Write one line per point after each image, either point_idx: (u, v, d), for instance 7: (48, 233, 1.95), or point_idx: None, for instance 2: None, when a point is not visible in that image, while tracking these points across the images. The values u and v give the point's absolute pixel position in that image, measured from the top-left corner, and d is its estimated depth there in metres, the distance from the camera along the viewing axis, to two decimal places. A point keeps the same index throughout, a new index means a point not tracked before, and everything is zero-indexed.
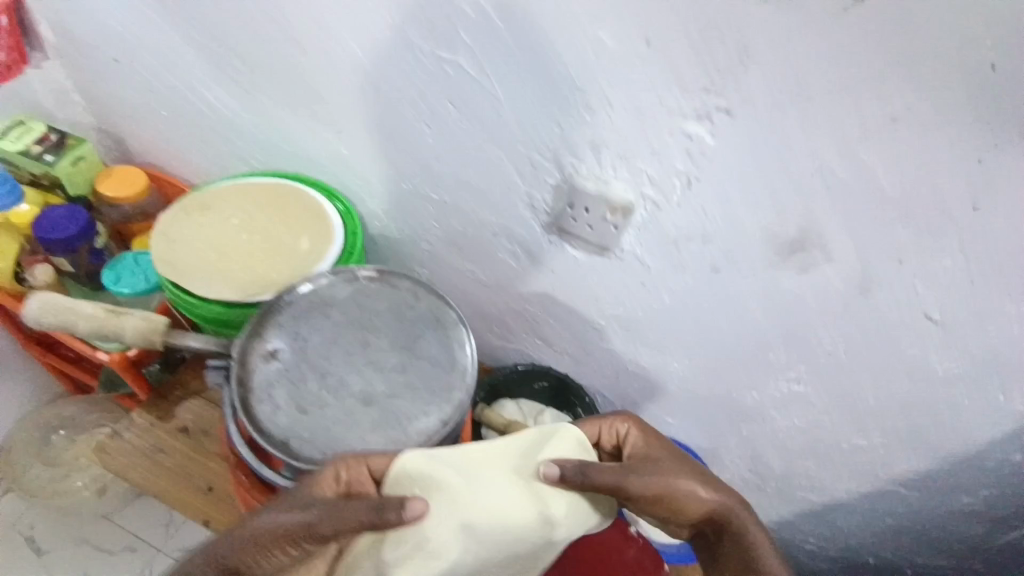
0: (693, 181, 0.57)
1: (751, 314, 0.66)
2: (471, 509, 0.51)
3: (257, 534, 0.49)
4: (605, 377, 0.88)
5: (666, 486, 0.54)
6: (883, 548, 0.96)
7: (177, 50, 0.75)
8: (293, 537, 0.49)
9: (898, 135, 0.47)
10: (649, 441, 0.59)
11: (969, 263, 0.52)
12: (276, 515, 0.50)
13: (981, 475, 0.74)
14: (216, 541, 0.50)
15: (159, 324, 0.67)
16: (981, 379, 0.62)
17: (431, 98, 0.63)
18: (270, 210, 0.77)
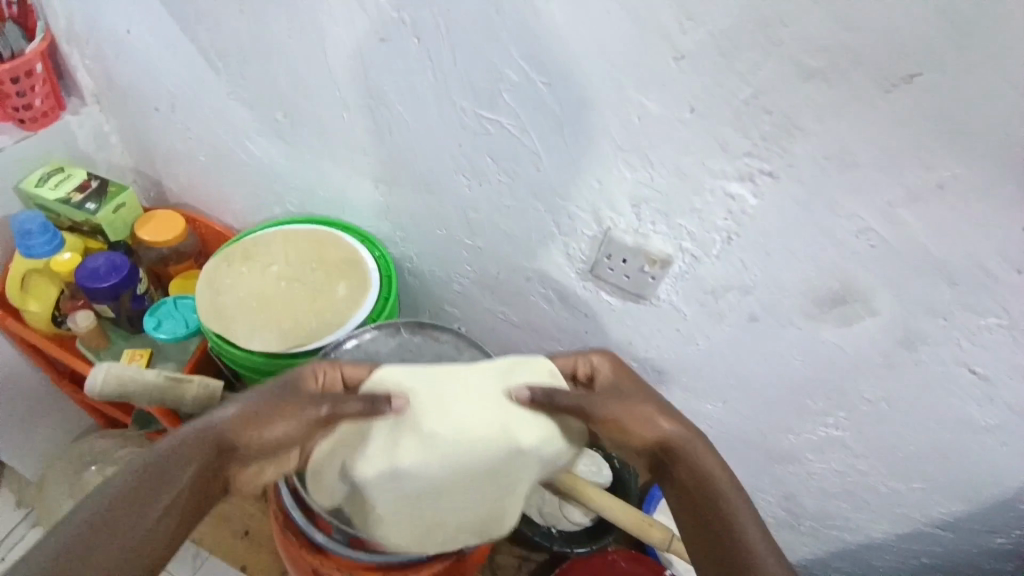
0: (734, 237, 0.58)
1: (789, 361, 0.66)
2: (442, 411, 0.53)
3: (253, 409, 0.52)
4: None
5: (623, 411, 0.55)
6: None
7: (219, 101, 0.77)
8: (288, 415, 0.52)
9: (943, 202, 0.47)
10: (621, 373, 0.60)
11: (1013, 320, 0.52)
12: (269, 398, 0.53)
13: None
14: (208, 419, 0.50)
15: (217, 390, 0.72)
16: None
17: (471, 153, 0.65)
18: (310, 255, 0.79)
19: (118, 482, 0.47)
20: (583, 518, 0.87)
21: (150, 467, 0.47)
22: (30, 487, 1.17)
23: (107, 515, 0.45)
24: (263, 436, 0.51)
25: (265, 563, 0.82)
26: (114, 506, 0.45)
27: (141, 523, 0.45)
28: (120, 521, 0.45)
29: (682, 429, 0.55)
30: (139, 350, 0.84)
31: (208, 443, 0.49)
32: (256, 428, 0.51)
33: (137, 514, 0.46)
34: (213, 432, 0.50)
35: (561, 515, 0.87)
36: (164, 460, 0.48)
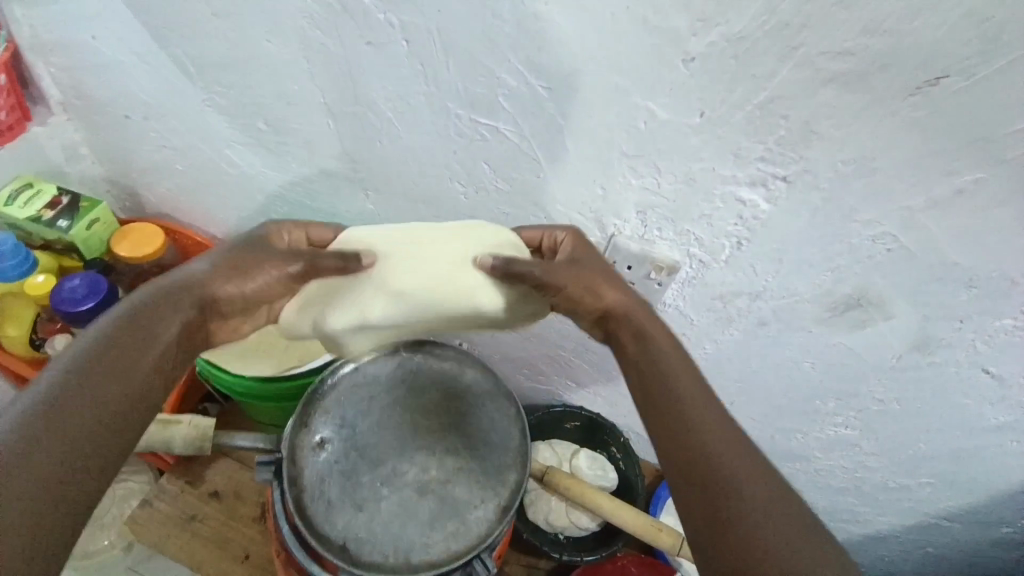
0: (744, 242, 0.56)
1: (799, 363, 0.65)
2: (410, 272, 0.57)
3: (226, 261, 0.55)
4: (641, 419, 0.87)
5: (583, 285, 0.55)
6: None
7: (197, 110, 0.73)
8: (263, 263, 0.55)
9: (966, 206, 0.46)
10: (584, 251, 0.57)
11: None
12: (240, 253, 0.56)
13: None
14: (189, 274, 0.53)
15: (207, 428, 0.67)
16: None
17: (468, 160, 0.62)
18: None
19: (93, 331, 0.47)
20: (592, 523, 0.84)
21: (129, 317, 0.49)
22: None
23: (91, 360, 0.45)
24: (238, 282, 0.54)
25: None
26: (95, 352, 0.46)
27: (123, 363, 0.46)
28: (103, 362, 0.45)
29: (632, 305, 0.56)
30: None
31: (187, 291, 0.51)
32: (234, 274, 0.54)
33: (122, 355, 0.46)
34: (192, 282, 0.52)
35: (568, 521, 0.84)
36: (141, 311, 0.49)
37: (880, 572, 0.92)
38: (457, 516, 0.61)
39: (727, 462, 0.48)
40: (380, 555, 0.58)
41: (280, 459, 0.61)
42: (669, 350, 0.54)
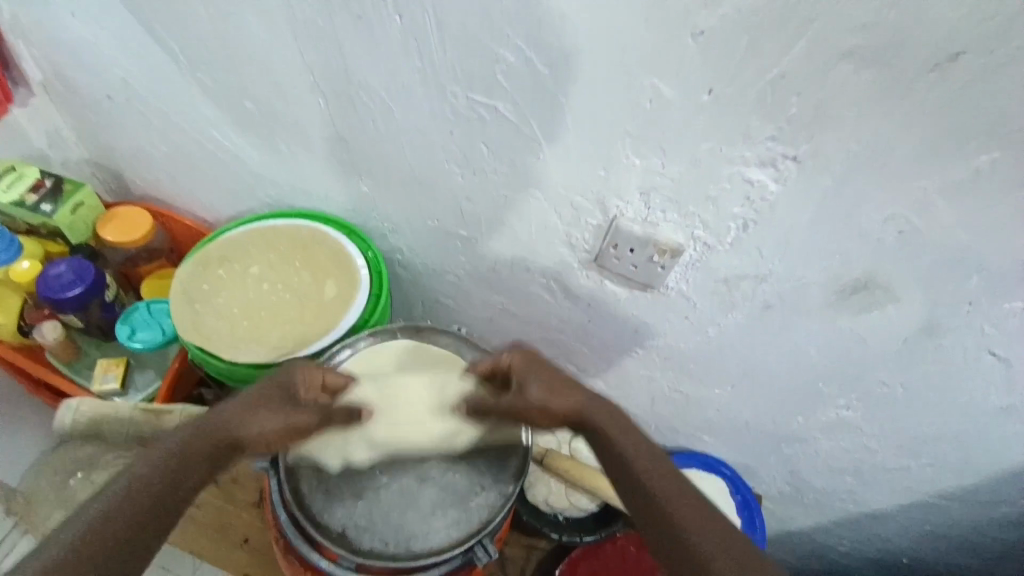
0: (751, 225, 0.54)
1: (803, 347, 0.64)
2: (394, 419, 0.60)
3: (253, 404, 0.55)
4: (641, 401, 0.87)
5: (524, 402, 0.57)
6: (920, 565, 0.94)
7: (180, 89, 0.70)
8: (275, 412, 0.55)
9: (982, 188, 0.44)
10: (529, 363, 0.59)
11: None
12: (261, 397, 0.56)
13: None
14: (220, 427, 0.53)
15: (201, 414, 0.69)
16: None
17: (465, 143, 0.60)
18: (292, 254, 0.75)
19: (125, 483, 0.48)
20: (591, 504, 0.83)
21: (155, 465, 0.50)
22: (15, 496, 1.06)
23: (111, 511, 0.46)
24: (252, 429, 0.54)
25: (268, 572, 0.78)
26: (118, 503, 0.47)
27: (131, 514, 0.47)
28: (116, 516, 0.46)
29: (586, 399, 0.57)
30: (114, 360, 0.79)
31: (208, 442, 0.52)
32: (250, 424, 0.54)
33: (135, 509, 0.47)
34: (217, 430, 0.53)
35: (567, 503, 0.83)
36: (169, 456, 0.51)
37: (875, 547, 0.93)
38: (460, 504, 0.60)
39: (685, 515, 0.49)
40: (380, 543, 0.58)
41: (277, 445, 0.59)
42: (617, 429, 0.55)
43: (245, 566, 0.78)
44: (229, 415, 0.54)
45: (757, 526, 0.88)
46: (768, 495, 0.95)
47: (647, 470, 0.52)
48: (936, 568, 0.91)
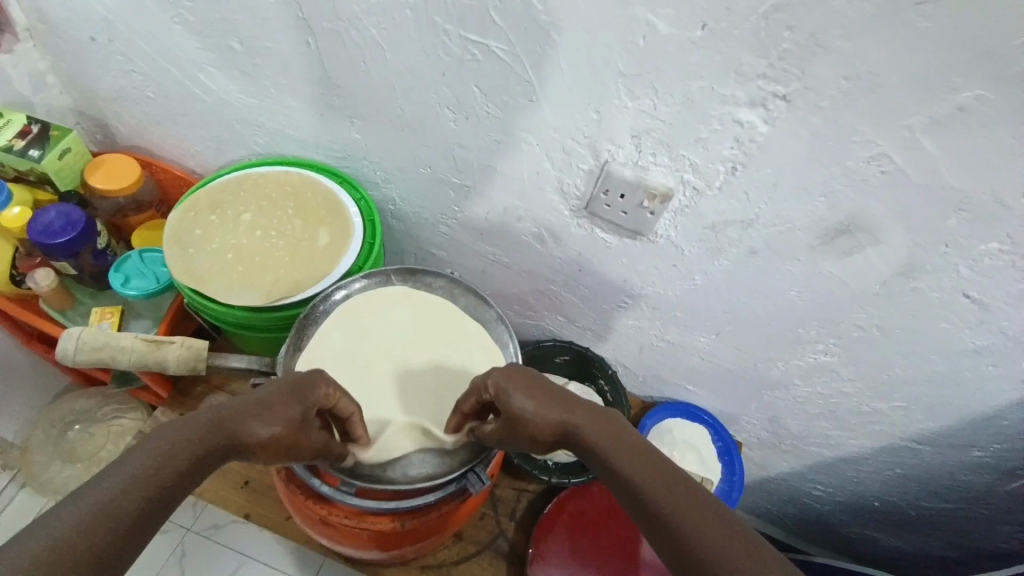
0: (739, 167, 0.55)
1: (786, 292, 0.66)
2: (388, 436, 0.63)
3: (265, 405, 0.52)
4: (629, 351, 0.89)
5: (514, 419, 0.56)
6: (889, 511, 0.98)
7: (166, 29, 0.68)
8: (289, 417, 0.53)
9: (965, 124, 0.45)
10: (514, 381, 0.58)
11: (1014, 245, 0.52)
12: (273, 398, 0.53)
13: (996, 440, 0.76)
14: (240, 424, 0.50)
15: (200, 349, 0.65)
16: (1010, 353, 0.63)
17: (457, 84, 0.59)
18: (284, 200, 0.74)
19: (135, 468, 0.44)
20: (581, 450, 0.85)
21: (165, 452, 0.46)
22: (14, 449, 1.09)
23: (119, 496, 0.42)
24: (264, 432, 0.51)
25: (268, 511, 0.80)
26: (126, 486, 0.42)
27: (137, 502, 0.42)
28: (123, 503, 0.42)
29: (578, 415, 0.56)
30: (109, 309, 0.79)
31: (219, 436, 0.49)
32: (265, 423, 0.51)
33: (144, 496, 0.43)
34: (229, 424, 0.50)
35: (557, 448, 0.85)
36: (175, 443, 0.47)
37: (849, 490, 0.98)
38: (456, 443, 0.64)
39: (666, 500, 0.47)
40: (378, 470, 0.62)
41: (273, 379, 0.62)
42: (610, 440, 0.54)
43: (246, 505, 0.80)
44: (240, 411, 0.51)
45: (737, 470, 0.91)
46: (748, 443, 0.99)
47: (619, 453, 0.52)
48: (907, 510, 0.96)
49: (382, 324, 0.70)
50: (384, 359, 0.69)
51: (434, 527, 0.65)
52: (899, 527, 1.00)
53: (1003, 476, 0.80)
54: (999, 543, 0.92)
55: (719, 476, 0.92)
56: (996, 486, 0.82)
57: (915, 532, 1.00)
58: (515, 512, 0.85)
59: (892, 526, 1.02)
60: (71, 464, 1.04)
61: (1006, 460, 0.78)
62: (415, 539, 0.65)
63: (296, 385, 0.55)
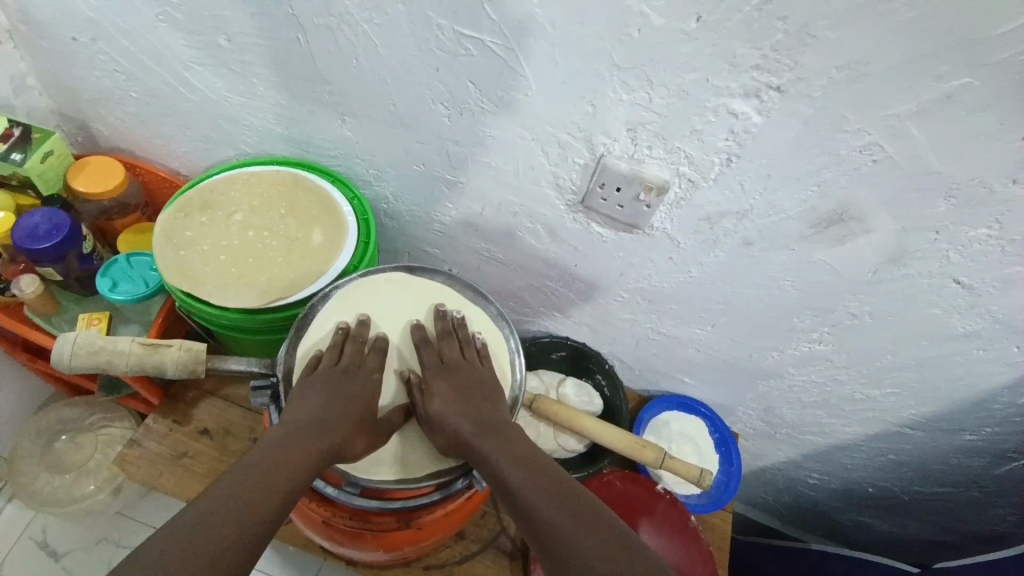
0: (733, 159, 0.56)
1: (781, 281, 0.67)
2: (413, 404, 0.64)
3: (329, 420, 0.57)
4: (624, 345, 0.89)
5: (443, 414, 0.60)
6: (883, 497, 0.99)
7: (153, 27, 0.67)
8: (352, 424, 0.58)
9: (953, 111, 0.46)
10: (440, 376, 0.63)
11: (1002, 231, 0.53)
12: (335, 405, 0.59)
13: (986, 423, 0.77)
14: (319, 434, 0.56)
15: (199, 352, 0.64)
16: (998, 337, 0.64)
17: (451, 80, 0.59)
18: (276, 200, 0.74)
19: (257, 468, 0.51)
20: (578, 445, 0.87)
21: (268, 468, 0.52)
22: None
23: (260, 489, 0.50)
24: (337, 441, 0.57)
25: None
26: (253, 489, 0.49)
27: (266, 507, 0.49)
28: (251, 510, 0.48)
29: (477, 431, 0.59)
30: (96, 315, 0.78)
31: (301, 453, 0.54)
32: (339, 436, 0.57)
33: (269, 499, 0.49)
34: (307, 440, 0.55)
35: (556, 445, 0.87)
36: (271, 460, 0.52)
37: (842, 477, 0.99)
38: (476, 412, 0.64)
39: (550, 509, 0.52)
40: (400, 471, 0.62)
41: (277, 385, 0.63)
42: (505, 460, 0.56)
43: None
44: (312, 424, 0.57)
45: (734, 460, 0.91)
46: (743, 433, 1.00)
47: (520, 474, 0.55)
48: (900, 495, 0.97)
49: (382, 310, 0.68)
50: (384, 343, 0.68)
51: (438, 525, 0.65)
52: (893, 512, 1.02)
53: (993, 458, 0.82)
54: (990, 525, 0.94)
55: (716, 467, 0.92)
56: (988, 468, 0.84)
57: (909, 516, 1.01)
58: None
59: (886, 513, 1.03)
60: (59, 474, 1.03)
61: (997, 442, 0.79)
62: (420, 537, 0.65)
63: (338, 374, 0.61)
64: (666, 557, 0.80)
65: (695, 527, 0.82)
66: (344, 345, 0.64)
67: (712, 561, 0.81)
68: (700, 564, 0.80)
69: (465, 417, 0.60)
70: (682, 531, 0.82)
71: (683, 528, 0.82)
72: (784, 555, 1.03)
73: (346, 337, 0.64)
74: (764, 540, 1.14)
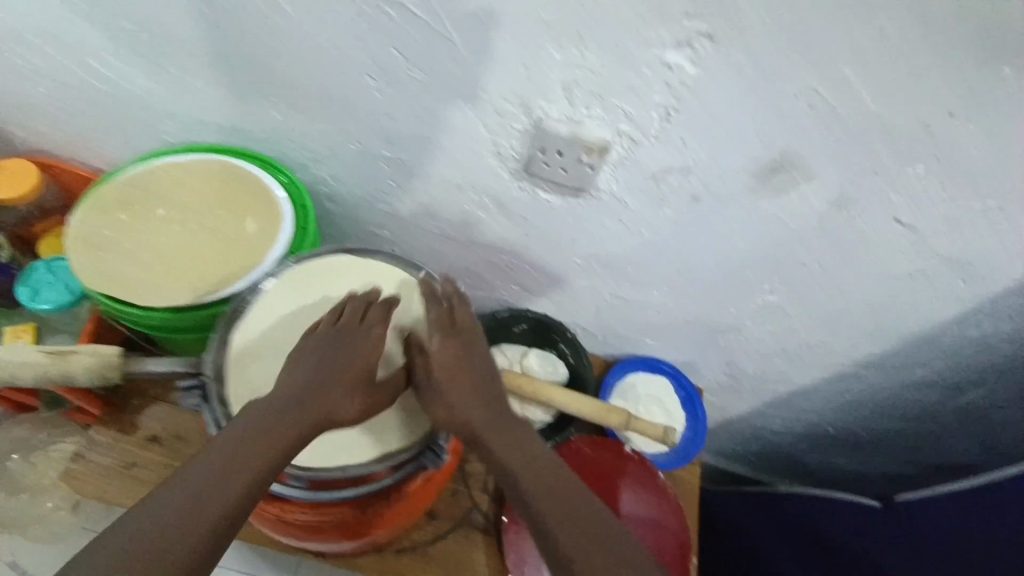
0: (672, 113, 0.54)
1: (731, 235, 0.67)
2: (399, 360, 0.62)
3: (314, 394, 0.55)
4: (586, 313, 0.89)
5: (449, 387, 0.58)
6: (847, 434, 1.02)
7: (43, 10, 0.61)
8: (342, 391, 0.55)
9: (887, 50, 0.45)
10: (453, 346, 0.60)
11: (938, 165, 0.53)
12: (324, 372, 0.56)
13: (939, 356, 0.79)
14: (300, 412, 0.53)
15: (111, 356, 0.60)
16: (941, 274, 0.66)
17: (376, 49, 0.56)
18: (202, 191, 0.69)
19: (222, 455, 0.50)
20: (545, 415, 0.88)
21: (235, 454, 0.50)
22: None
23: (221, 482, 0.48)
24: (332, 409, 0.55)
25: None
26: (216, 482, 0.48)
27: (224, 509, 0.48)
28: (206, 518, 0.46)
29: (487, 423, 0.58)
30: (22, 327, 0.74)
31: (273, 438, 0.51)
32: (321, 407, 0.54)
33: (232, 493, 0.48)
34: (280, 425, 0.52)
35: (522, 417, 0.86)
36: (235, 453, 0.50)
37: (804, 421, 1.02)
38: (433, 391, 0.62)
39: (555, 514, 0.52)
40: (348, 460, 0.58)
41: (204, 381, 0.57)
42: (515, 460, 0.56)
43: None
44: (297, 398, 0.54)
45: (700, 416, 0.92)
46: (709, 388, 1.01)
47: (520, 466, 0.56)
48: (861, 433, 1.01)
49: (336, 286, 0.64)
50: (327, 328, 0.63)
51: (397, 510, 0.64)
52: (858, 448, 1.05)
53: (948, 390, 0.85)
54: (949, 456, 0.98)
55: (683, 423, 0.93)
56: (943, 400, 0.87)
57: (873, 451, 1.04)
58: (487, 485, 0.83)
59: (852, 449, 1.06)
60: (14, 493, 0.99)
61: (949, 374, 0.82)
62: (378, 523, 0.64)
63: (336, 337, 0.58)
64: (638, 513, 0.81)
65: (664, 483, 0.84)
66: (348, 304, 0.60)
67: (682, 511, 0.83)
68: (672, 516, 0.82)
69: (471, 406, 0.58)
70: (652, 488, 0.83)
71: (653, 483, 0.83)
72: (754, 500, 1.06)
73: (361, 297, 0.61)
74: (735, 486, 1.18)
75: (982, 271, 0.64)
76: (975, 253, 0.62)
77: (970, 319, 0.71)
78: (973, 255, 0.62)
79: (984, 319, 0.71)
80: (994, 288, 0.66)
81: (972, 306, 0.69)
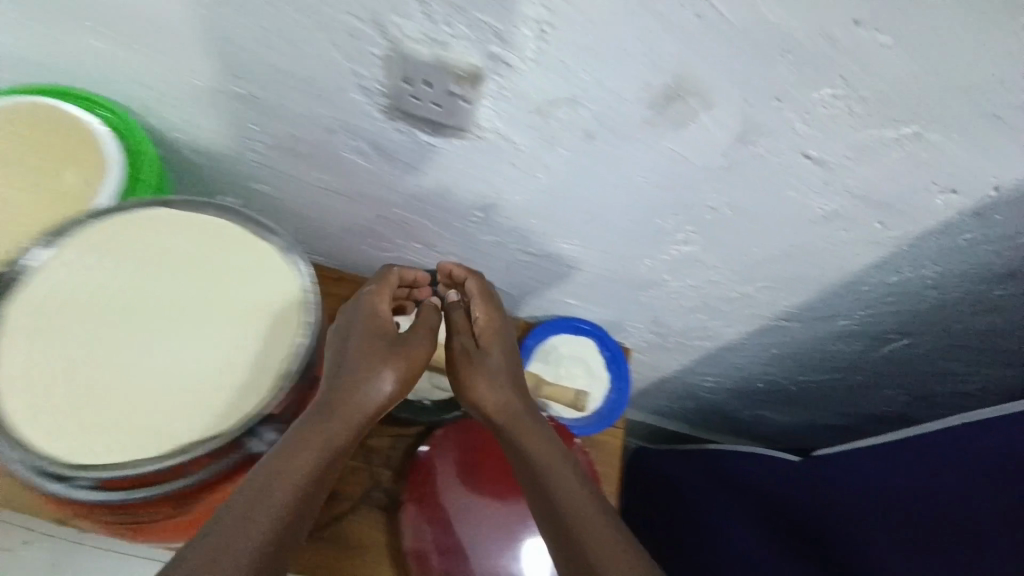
0: (548, 30, 0.48)
1: (642, 185, 0.66)
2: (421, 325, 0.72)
3: (352, 375, 0.63)
4: (497, 271, 0.89)
5: (474, 364, 0.73)
6: (768, 373, 1.07)
7: None
8: (373, 364, 0.64)
9: None
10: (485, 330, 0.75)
11: (848, 89, 0.50)
12: (354, 346, 0.66)
13: (860, 299, 0.83)
14: (336, 398, 0.61)
15: None
16: (856, 213, 0.66)
17: None
18: (18, 132, 0.66)
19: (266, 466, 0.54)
20: None
21: (282, 461, 0.54)
22: None
23: (268, 486, 0.52)
24: (364, 381, 0.63)
25: None
26: (259, 492, 0.52)
27: (273, 516, 0.51)
28: (259, 525, 0.50)
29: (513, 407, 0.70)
30: None
31: (317, 440, 0.57)
32: (354, 393, 0.62)
33: (277, 505, 0.52)
34: (318, 422, 0.58)
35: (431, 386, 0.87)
36: (277, 458, 0.54)
37: (731, 375, 1.11)
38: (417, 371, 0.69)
39: (569, 506, 0.60)
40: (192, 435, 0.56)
41: None
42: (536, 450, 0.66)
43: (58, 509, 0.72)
44: (338, 384, 0.62)
45: (624, 377, 0.97)
46: (638, 347, 1.07)
47: (538, 454, 0.66)
48: (788, 385, 1.10)
49: (139, 247, 0.63)
50: (163, 316, 0.61)
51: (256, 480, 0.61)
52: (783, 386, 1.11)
53: (869, 341, 0.93)
54: (881, 407, 1.10)
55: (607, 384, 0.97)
56: (869, 350, 0.95)
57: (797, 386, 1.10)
58: (390, 460, 0.84)
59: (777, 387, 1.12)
60: None
61: (870, 324, 0.88)
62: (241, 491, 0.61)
63: (363, 308, 0.70)
64: None
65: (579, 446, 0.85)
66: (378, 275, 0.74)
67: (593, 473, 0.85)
68: None
69: (497, 384, 0.71)
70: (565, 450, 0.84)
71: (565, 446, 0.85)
72: (687, 461, 1.14)
73: (392, 266, 0.75)
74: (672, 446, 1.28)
75: (906, 207, 0.64)
76: (895, 189, 0.61)
77: (891, 265, 0.74)
78: (885, 192, 0.62)
79: (904, 264, 0.74)
80: (912, 231, 0.67)
81: (892, 249, 0.71)
